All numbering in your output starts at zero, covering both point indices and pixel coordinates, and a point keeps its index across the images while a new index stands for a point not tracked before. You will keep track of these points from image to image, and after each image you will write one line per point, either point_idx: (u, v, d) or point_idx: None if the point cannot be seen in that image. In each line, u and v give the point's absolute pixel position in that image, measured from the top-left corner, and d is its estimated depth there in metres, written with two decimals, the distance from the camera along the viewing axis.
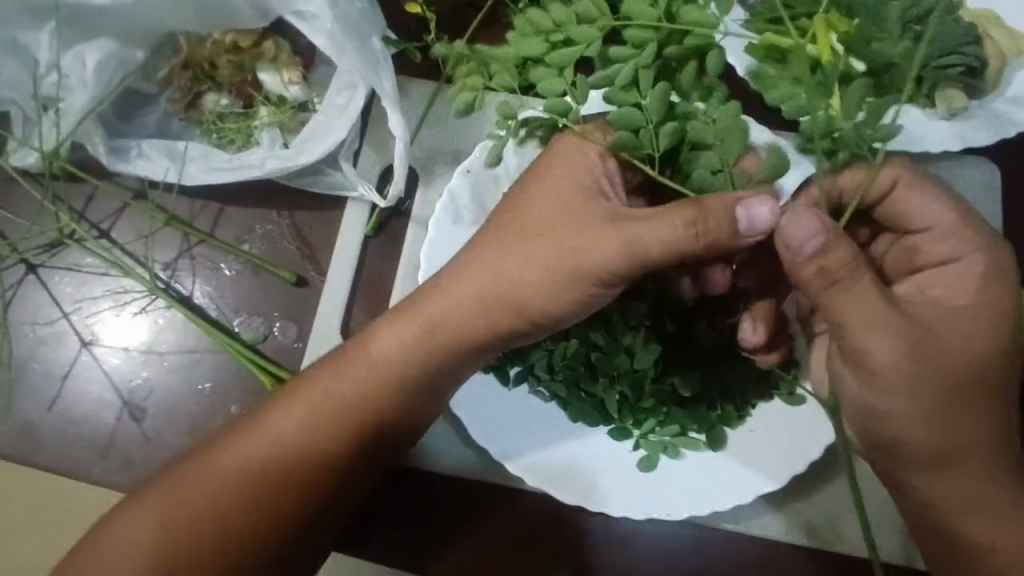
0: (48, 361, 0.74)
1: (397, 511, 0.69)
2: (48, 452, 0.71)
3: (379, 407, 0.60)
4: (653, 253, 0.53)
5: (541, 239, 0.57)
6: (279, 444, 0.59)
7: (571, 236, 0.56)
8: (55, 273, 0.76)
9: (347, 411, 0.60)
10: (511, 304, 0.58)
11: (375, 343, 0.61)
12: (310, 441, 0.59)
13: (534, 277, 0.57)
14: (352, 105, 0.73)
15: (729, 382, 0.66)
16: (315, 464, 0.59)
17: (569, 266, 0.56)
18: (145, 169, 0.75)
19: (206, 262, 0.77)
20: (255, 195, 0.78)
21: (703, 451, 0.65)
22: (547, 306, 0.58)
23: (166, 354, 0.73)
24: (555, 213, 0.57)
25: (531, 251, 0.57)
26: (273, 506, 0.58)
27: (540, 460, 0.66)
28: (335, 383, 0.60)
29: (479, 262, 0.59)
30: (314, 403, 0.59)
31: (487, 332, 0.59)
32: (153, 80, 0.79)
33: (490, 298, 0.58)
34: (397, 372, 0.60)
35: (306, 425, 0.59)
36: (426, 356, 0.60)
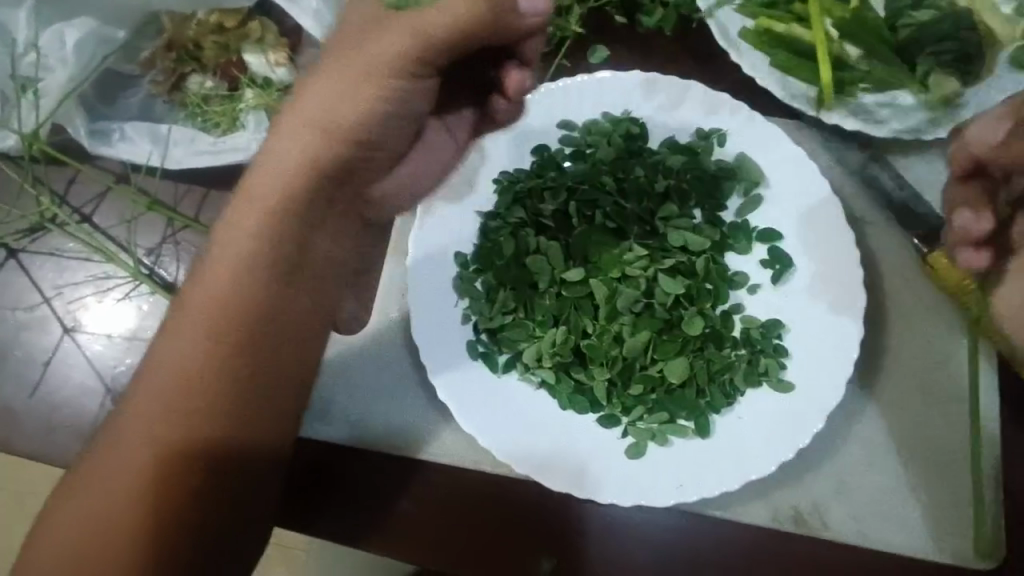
0: (30, 348, 0.72)
1: (346, 484, 0.68)
2: (28, 440, 0.69)
3: (235, 295, 0.55)
4: (440, 26, 0.52)
5: (358, 67, 0.54)
6: (161, 367, 0.54)
7: (359, 50, 0.54)
8: (37, 259, 0.75)
9: (211, 303, 0.55)
10: (341, 138, 0.56)
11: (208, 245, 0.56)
12: (179, 346, 0.54)
13: (360, 103, 0.55)
14: None
15: (716, 370, 0.66)
16: (179, 381, 0.54)
17: (376, 77, 0.55)
18: (129, 152, 0.74)
19: (191, 247, 0.76)
20: (241, 179, 0.77)
21: (691, 438, 0.65)
22: (376, 125, 0.57)
23: (151, 341, 0.72)
24: (347, 43, 0.55)
25: (342, 80, 0.55)
26: (192, 437, 0.53)
27: (528, 446, 0.64)
28: (206, 292, 0.55)
29: (303, 114, 0.56)
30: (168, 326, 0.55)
31: (320, 168, 0.56)
32: (136, 62, 0.78)
33: (329, 145, 0.56)
34: (251, 247, 0.55)
35: (189, 333, 0.54)
36: (280, 228, 0.56)
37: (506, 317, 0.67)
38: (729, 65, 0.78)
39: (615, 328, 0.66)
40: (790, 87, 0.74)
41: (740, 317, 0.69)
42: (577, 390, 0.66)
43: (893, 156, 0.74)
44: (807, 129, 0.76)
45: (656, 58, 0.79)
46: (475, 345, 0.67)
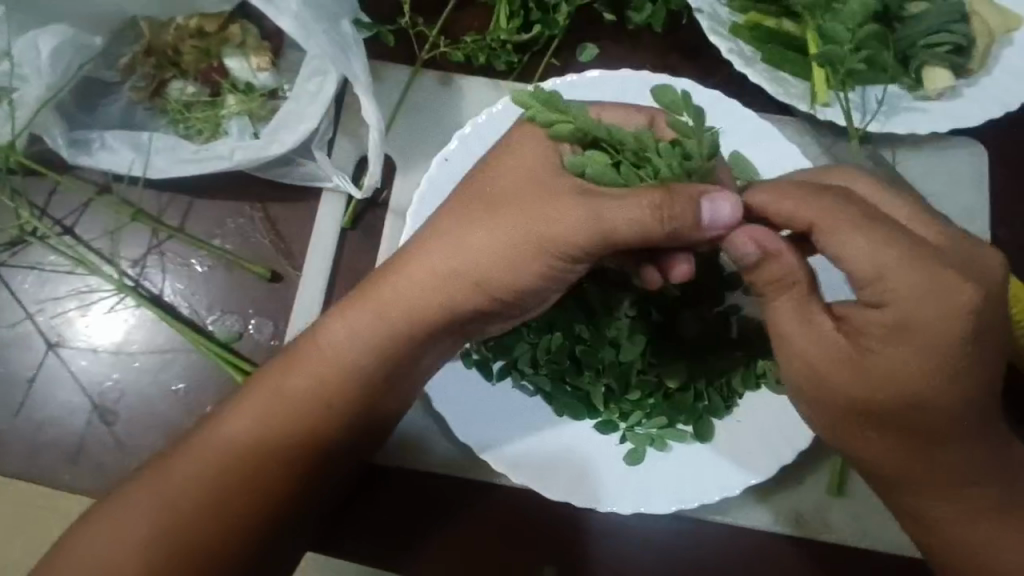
0: (12, 366, 0.71)
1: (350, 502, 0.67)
2: (16, 459, 0.68)
3: (335, 395, 0.59)
4: (622, 230, 0.50)
5: (515, 216, 0.54)
6: (247, 436, 0.58)
7: (531, 216, 0.54)
8: (18, 273, 0.73)
9: (298, 401, 0.58)
10: (471, 281, 0.56)
11: (326, 337, 0.59)
12: (273, 428, 0.58)
13: (500, 251, 0.55)
14: (325, 92, 0.70)
15: (716, 373, 0.65)
16: (264, 462, 0.57)
17: (537, 246, 0.54)
18: (109, 161, 0.72)
19: (176, 258, 0.74)
20: (226, 187, 0.75)
21: (691, 443, 0.64)
22: (509, 286, 0.56)
23: (137, 355, 0.71)
24: (516, 187, 0.55)
25: (500, 235, 0.55)
26: (246, 506, 0.57)
27: (521, 454, 0.64)
28: (302, 371, 0.59)
29: (446, 245, 0.57)
30: (265, 403, 0.58)
31: (443, 310, 0.57)
32: (115, 68, 0.77)
33: (456, 280, 0.56)
34: (359, 360, 0.59)
35: (264, 413, 0.58)
36: (389, 350, 0.58)
37: None
38: (721, 62, 0.77)
39: (613, 333, 0.65)
40: (779, 82, 0.74)
41: (739, 316, 0.66)
42: (574, 397, 0.65)
43: (886, 151, 0.74)
44: (799, 126, 0.75)
45: (645, 55, 0.78)
46: (469, 354, 0.66)
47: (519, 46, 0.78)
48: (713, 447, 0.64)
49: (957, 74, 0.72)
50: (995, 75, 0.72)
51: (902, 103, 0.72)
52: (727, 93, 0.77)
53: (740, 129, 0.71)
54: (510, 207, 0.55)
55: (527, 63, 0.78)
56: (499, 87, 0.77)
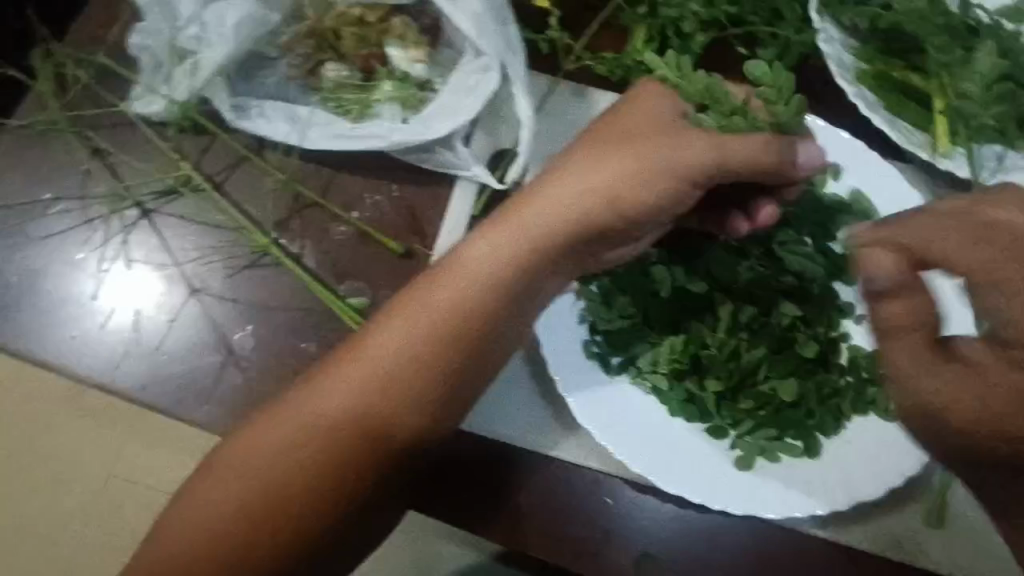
0: (157, 306, 0.75)
1: (465, 472, 0.70)
2: (157, 392, 0.73)
3: (471, 306, 0.60)
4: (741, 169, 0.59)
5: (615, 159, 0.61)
6: (400, 341, 0.60)
7: (667, 147, 0.60)
8: (168, 219, 0.77)
9: (439, 313, 0.60)
10: (589, 202, 0.61)
11: (466, 253, 0.61)
12: (427, 334, 0.60)
13: (606, 186, 0.60)
14: (482, 87, 0.75)
15: (827, 394, 0.68)
16: (402, 378, 0.59)
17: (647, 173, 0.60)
18: (266, 129, 0.77)
19: (316, 225, 0.78)
20: (369, 166, 0.80)
21: (799, 457, 0.67)
22: (644, 204, 0.61)
23: (272, 310, 0.75)
24: (634, 132, 0.61)
25: (630, 163, 0.60)
26: (398, 409, 0.59)
27: (636, 446, 0.67)
28: (451, 283, 0.61)
29: (584, 173, 0.61)
30: (404, 317, 0.61)
31: (580, 229, 0.61)
32: (276, 44, 0.82)
33: (601, 204, 0.61)
34: (495, 273, 0.60)
35: (401, 329, 0.60)
36: (532, 250, 0.61)
37: (625, 321, 0.69)
38: (844, 105, 0.82)
39: (735, 343, 0.68)
40: (900, 129, 0.78)
41: (848, 344, 0.71)
42: (688, 399, 0.68)
43: None
44: (916, 173, 0.79)
45: None
46: (591, 345, 0.70)
47: None
48: (821, 465, 0.66)
49: None
50: None
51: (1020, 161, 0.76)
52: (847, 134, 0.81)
53: (865, 170, 0.75)
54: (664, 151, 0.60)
55: None
56: None
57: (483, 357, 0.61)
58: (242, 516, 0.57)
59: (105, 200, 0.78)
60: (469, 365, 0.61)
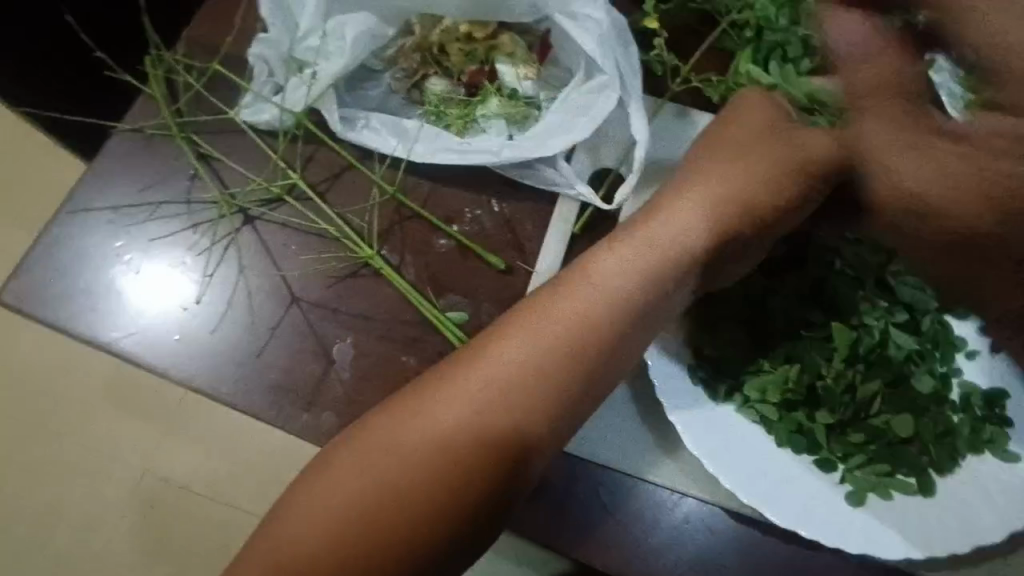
0: (259, 312, 0.75)
1: (564, 495, 0.69)
2: (252, 400, 0.72)
3: (602, 309, 0.61)
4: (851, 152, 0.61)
5: (735, 153, 0.65)
6: (503, 357, 0.60)
7: (776, 146, 0.63)
8: (273, 226, 0.78)
9: (570, 315, 0.61)
10: (699, 226, 0.63)
11: (597, 258, 0.64)
12: (535, 355, 0.60)
13: (735, 193, 0.63)
14: (598, 106, 0.73)
15: (943, 431, 0.66)
16: (532, 374, 0.60)
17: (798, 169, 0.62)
18: (374, 141, 0.78)
19: (418, 237, 0.79)
20: (470, 181, 0.80)
21: (914, 495, 0.65)
22: (777, 206, 0.63)
23: (372, 321, 0.74)
24: (732, 141, 0.66)
25: (750, 167, 0.64)
26: (505, 423, 0.59)
27: (746, 475, 0.65)
28: (579, 287, 0.63)
29: (704, 181, 0.64)
30: (533, 318, 0.62)
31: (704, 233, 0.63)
32: (381, 59, 0.84)
33: (711, 212, 0.63)
34: (628, 278, 0.62)
35: (531, 329, 0.61)
36: (634, 281, 0.62)
37: (732, 347, 0.68)
38: None
39: (851, 375, 0.66)
40: None
41: (961, 380, 0.69)
42: (797, 430, 0.66)
43: None
44: None
45: None
46: (695, 371, 0.68)
47: None
48: (937, 505, 0.64)
49: None
50: None
51: None
52: None
53: None
54: (743, 119, 0.66)
55: None
56: None
57: (592, 380, 0.61)
58: (362, 525, 0.55)
59: (210, 205, 0.79)
60: (578, 384, 0.61)
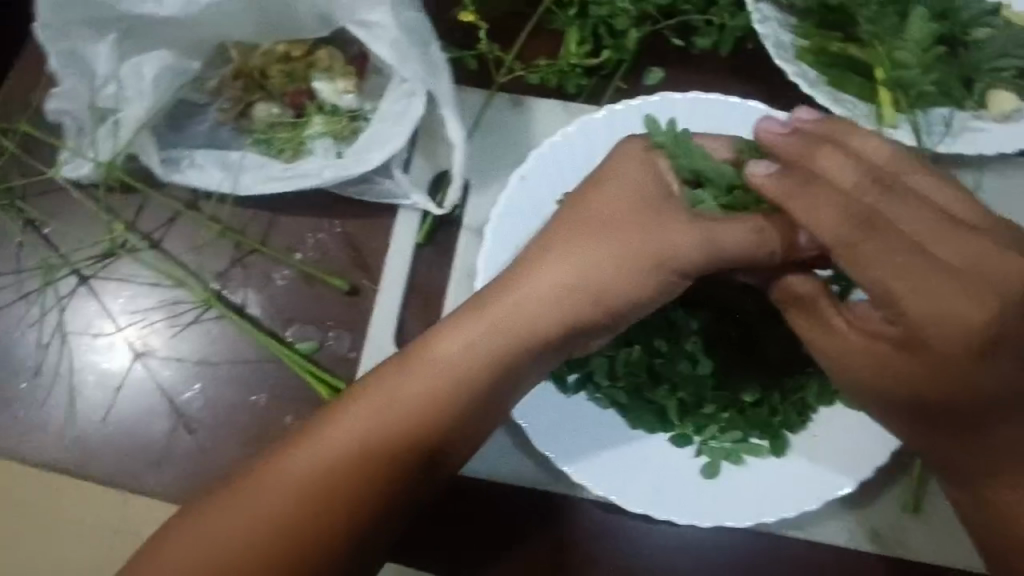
0: (104, 373, 0.74)
1: (432, 516, 0.68)
2: (104, 465, 0.71)
3: (448, 403, 0.56)
4: (730, 250, 0.57)
5: (603, 235, 0.59)
6: (342, 444, 0.55)
7: (649, 226, 0.58)
8: (110, 282, 0.76)
9: (415, 410, 0.56)
10: (554, 311, 0.58)
11: (448, 343, 0.57)
12: (374, 448, 0.55)
13: (598, 278, 0.58)
14: (410, 112, 0.70)
15: (792, 389, 0.66)
16: (370, 482, 0.54)
17: (653, 262, 0.58)
18: (199, 179, 0.75)
19: (258, 271, 0.77)
20: (308, 205, 0.78)
21: (767, 457, 0.65)
22: (632, 290, 0.59)
23: (219, 365, 0.74)
24: (605, 220, 0.59)
25: (615, 245, 0.58)
26: (342, 521, 0.54)
27: (599, 467, 0.65)
28: (427, 377, 0.57)
29: (566, 257, 0.59)
30: (376, 410, 0.56)
31: (559, 325, 0.58)
32: (204, 91, 0.80)
33: (570, 296, 0.58)
34: (475, 371, 0.57)
35: (370, 424, 0.55)
36: (480, 362, 0.57)
37: None
38: (786, 86, 0.79)
39: (690, 347, 0.66)
40: (844, 103, 0.76)
41: None
42: (648, 410, 0.66)
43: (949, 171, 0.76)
44: None
45: (711, 81, 0.80)
46: None
47: (589, 70, 0.81)
48: (791, 464, 0.64)
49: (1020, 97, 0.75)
50: None
51: (968, 123, 0.75)
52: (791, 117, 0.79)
53: None
54: (611, 198, 0.59)
55: (595, 86, 0.81)
56: (568, 108, 0.80)
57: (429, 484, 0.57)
58: None
59: (41, 271, 0.76)
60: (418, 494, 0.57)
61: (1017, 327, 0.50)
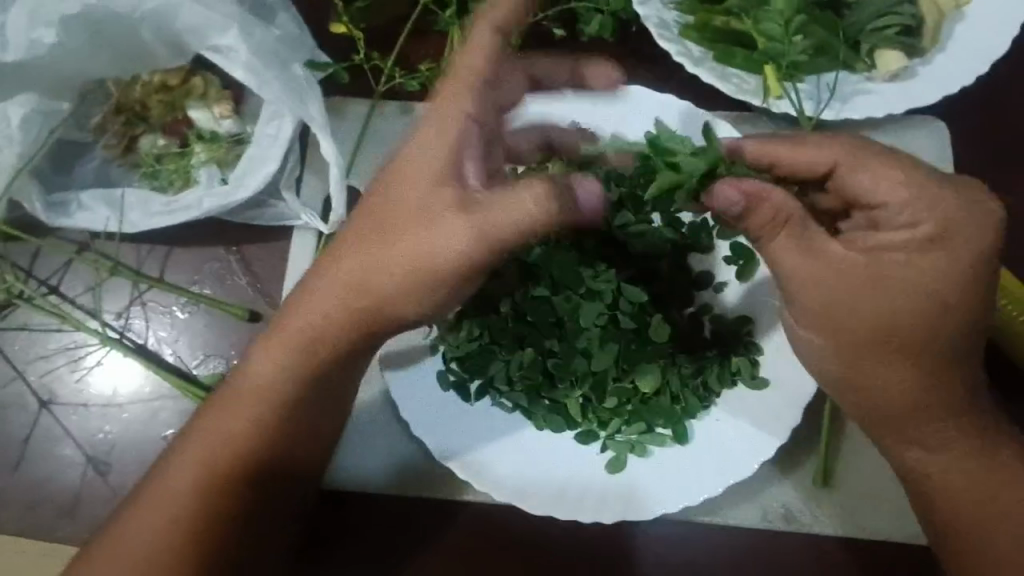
0: (9, 425, 0.73)
1: (350, 535, 0.68)
2: (15, 518, 0.70)
3: (262, 424, 0.60)
4: (504, 239, 0.54)
5: (398, 229, 0.56)
6: (193, 452, 0.60)
7: (417, 227, 0.55)
8: (9, 334, 0.75)
9: (231, 430, 0.60)
10: (361, 308, 0.57)
11: (253, 367, 0.60)
12: (236, 430, 0.60)
13: (394, 289, 0.56)
14: (283, 134, 0.72)
15: (691, 374, 0.65)
16: (206, 500, 0.59)
17: (435, 278, 0.56)
18: (85, 220, 0.75)
19: (159, 306, 0.76)
20: (202, 234, 0.77)
21: (671, 446, 0.64)
22: (431, 300, 0.57)
23: (126, 406, 0.73)
24: (397, 212, 0.56)
25: (391, 242, 0.56)
26: (218, 497, 0.59)
27: (505, 473, 0.64)
28: (239, 401, 0.60)
29: (344, 264, 0.57)
30: (201, 435, 0.60)
31: (355, 338, 0.59)
32: (87, 129, 0.78)
33: (368, 295, 0.57)
34: (279, 387, 0.60)
35: (198, 451, 0.60)
36: (308, 349, 0.59)
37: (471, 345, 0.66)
38: (675, 65, 0.78)
39: (585, 344, 0.65)
40: (732, 79, 0.73)
41: (710, 315, 0.67)
42: (551, 410, 0.65)
43: (846, 137, 0.74)
44: (757, 120, 0.75)
45: (598, 67, 0.78)
46: (446, 376, 0.67)
47: None
48: (693, 450, 0.64)
49: (911, 54, 0.72)
50: (950, 50, 0.72)
51: (859, 87, 0.72)
52: (682, 96, 0.77)
53: (697, 131, 0.72)
54: (399, 186, 0.56)
55: None
56: None
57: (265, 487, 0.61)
58: None
59: None
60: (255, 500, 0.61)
61: (926, 306, 0.53)
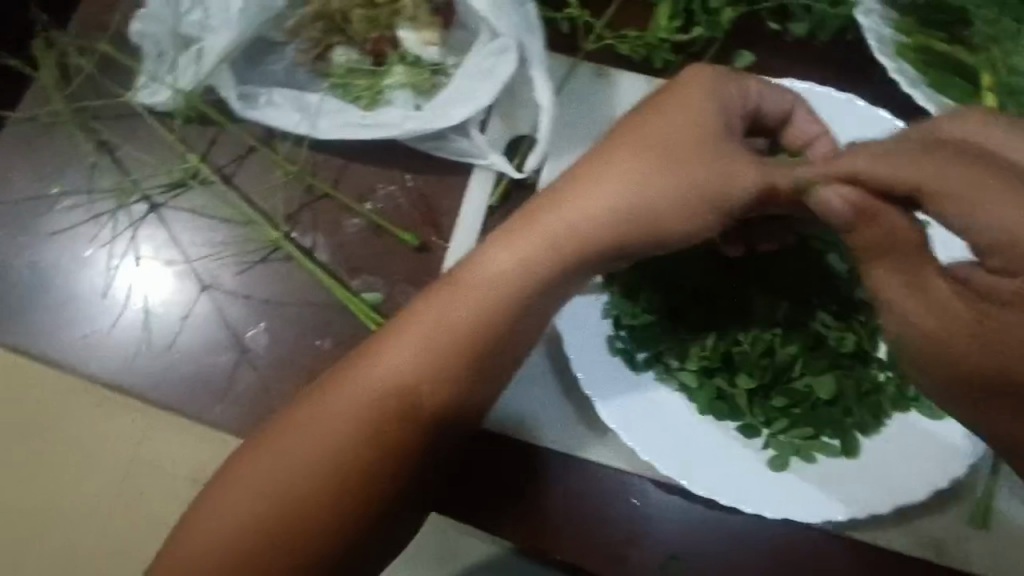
0: (170, 301, 0.74)
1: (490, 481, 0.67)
2: (172, 389, 0.73)
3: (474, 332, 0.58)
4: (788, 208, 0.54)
5: (677, 140, 0.56)
6: (410, 341, 0.58)
7: (690, 123, 0.56)
8: (178, 214, 0.76)
9: (442, 331, 0.58)
10: (615, 221, 0.56)
11: (471, 274, 0.59)
12: (438, 336, 0.58)
13: (665, 202, 0.55)
14: (497, 69, 0.72)
15: (867, 390, 0.64)
16: (400, 397, 0.58)
17: (710, 202, 0.54)
18: (275, 118, 0.75)
19: (328, 218, 0.75)
20: (381, 155, 0.76)
21: (836, 457, 0.64)
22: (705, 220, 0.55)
23: (285, 306, 0.73)
24: (680, 110, 0.57)
25: (668, 148, 0.56)
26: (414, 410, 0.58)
27: (661, 444, 0.64)
28: (455, 302, 0.58)
29: (616, 171, 0.57)
30: (421, 327, 0.58)
31: (604, 243, 0.57)
32: (282, 30, 0.77)
33: (637, 206, 0.56)
34: (498, 302, 0.58)
35: (407, 342, 0.58)
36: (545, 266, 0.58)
37: (651, 315, 0.66)
38: (885, 80, 0.77)
39: (769, 338, 0.65)
40: (943, 107, 0.72)
41: None
42: (718, 395, 0.65)
43: None
44: None
45: (807, 67, 0.77)
46: (615, 341, 0.67)
47: (680, 45, 0.78)
48: (860, 466, 0.63)
49: None
50: None
51: None
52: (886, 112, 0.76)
53: None
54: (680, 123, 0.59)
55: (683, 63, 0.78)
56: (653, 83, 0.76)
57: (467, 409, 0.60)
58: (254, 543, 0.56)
59: (111, 194, 0.76)
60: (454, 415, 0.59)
61: None
